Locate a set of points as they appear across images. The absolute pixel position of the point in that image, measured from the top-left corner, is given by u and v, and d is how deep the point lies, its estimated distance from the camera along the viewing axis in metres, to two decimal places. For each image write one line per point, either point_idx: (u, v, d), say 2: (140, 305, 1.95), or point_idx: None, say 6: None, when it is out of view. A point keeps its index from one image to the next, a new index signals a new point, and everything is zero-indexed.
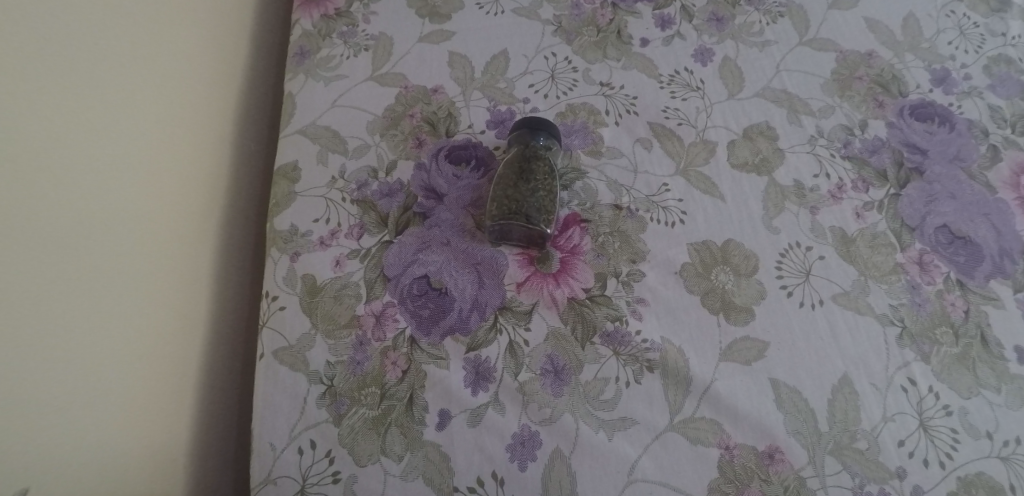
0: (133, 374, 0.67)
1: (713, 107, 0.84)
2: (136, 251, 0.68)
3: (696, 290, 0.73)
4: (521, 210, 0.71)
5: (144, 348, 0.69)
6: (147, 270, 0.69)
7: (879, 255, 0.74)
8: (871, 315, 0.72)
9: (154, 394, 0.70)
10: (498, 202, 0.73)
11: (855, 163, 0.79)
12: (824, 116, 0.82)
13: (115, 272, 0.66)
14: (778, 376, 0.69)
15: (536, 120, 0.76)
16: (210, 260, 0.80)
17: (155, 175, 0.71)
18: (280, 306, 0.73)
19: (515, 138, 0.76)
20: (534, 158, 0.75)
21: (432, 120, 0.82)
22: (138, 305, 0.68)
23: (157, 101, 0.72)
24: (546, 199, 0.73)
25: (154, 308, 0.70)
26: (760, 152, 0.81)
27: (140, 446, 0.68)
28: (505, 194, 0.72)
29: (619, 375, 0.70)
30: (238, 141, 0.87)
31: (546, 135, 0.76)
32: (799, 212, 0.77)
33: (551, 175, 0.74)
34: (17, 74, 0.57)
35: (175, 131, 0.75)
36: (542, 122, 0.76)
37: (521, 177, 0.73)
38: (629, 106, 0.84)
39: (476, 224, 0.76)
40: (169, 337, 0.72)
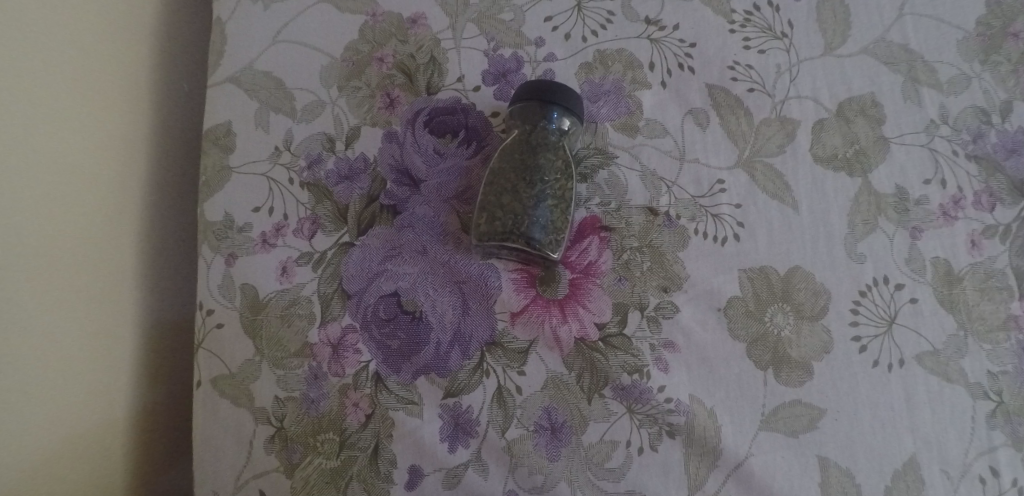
0: (41, 401, 0.53)
1: (800, 67, 0.61)
2: (45, 209, 0.52)
3: (742, 336, 0.57)
4: (520, 229, 0.53)
5: (54, 366, 0.53)
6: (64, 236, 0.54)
7: (988, 303, 0.57)
8: (961, 384, 0.56)
9: (76, 418, 0.56)
10: (490, 210, 0.54)
11: (984, 166, 0.59)
12: (953, 92, 0.60)
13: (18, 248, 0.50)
14: (829, 455, 0.55)
15: (551, 87, 0.54)
16: (138, 239, 0.62)
17: (37, 132, 0.52)
18: (217, 322, 0.59)
19: (519, 110, 0.56)
20: (545, 147, 0.55)
21: (407, 68, 0.61)
22: (38, 311, 0.52)
23: (29, 22, 0.51)
24: (556, 209, 0.54)
25: (64, 313, 0.54)
26: (856, 140, 0.60)
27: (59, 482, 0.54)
28: (501, 202, 0.54)
29: (631, 439, 0.55)
30: (172, 73, 0.66)
31: (560, 110, 0.55)
32: (895, 233, 0.58)
33: (566, 173, 0.55)
34: None
35: (65, 66, 0.54)
36: (558, 91, 0.55)
37: (525, 177, 0.54)
38: (683, 58, 0.61)
39: (462, 228, 0.58)
40: (87, 343, 0.57)
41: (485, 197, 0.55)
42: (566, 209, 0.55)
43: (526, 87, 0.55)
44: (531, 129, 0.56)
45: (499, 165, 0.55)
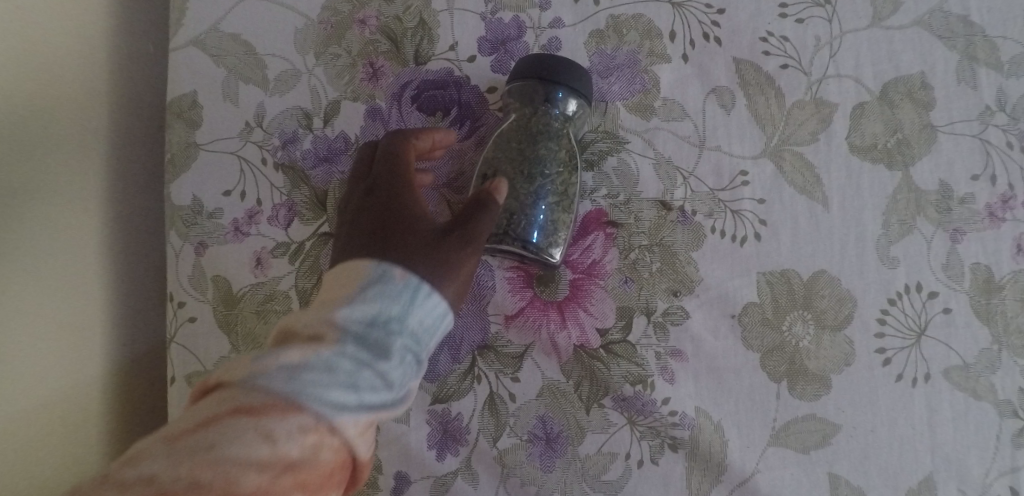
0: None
1: (842, 40, 0.53)
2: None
3: (756, 346, 0.52)
4: (514, 230, 0.48)
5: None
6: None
7: None
8: (990, 401, 0.52)
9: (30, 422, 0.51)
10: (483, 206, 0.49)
11: None
12: (1015, 73, 0.52)
13: None
14: (840, 472, 0.52)
15: (556, 66, 0.48)
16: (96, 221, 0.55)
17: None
18: (189, 315, 0.54)
19: (518, 89, 0.49)
20: (546, 135, 0.49)
21: (393, 32, 0.53)
22: None
23: None
24: (557, 208, 0.49)
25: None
26: (900, 128, 0.53)
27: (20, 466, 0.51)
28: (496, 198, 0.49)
29: (631, 452, 0.52)
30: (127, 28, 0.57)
31: (564, 90, 0.48)
32: (933, 235, 0.52)
33: (570, 165, 0.50)
34: None
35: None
36: (563, 70, 0.48)
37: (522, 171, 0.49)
38: (709, 28, 0.53)
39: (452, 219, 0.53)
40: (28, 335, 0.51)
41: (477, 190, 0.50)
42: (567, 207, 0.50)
43: (527, 64, 0.48)
44: (532, 112, 0.49)
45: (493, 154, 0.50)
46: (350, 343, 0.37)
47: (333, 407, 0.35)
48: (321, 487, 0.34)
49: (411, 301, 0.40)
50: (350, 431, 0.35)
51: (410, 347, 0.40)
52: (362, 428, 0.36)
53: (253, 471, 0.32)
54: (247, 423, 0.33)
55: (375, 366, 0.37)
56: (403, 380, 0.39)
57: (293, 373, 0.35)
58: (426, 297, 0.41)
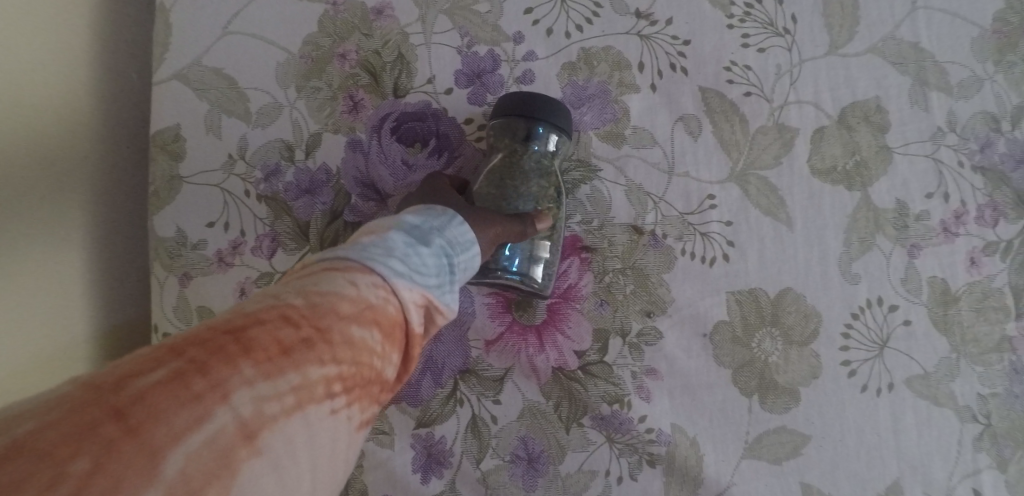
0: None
1: (802, 67, 0.55)
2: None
3: (728, 362, 0.54)
4: (498, 263, 0.51)
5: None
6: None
7: (983, 324, 0.55)
8: (950, 407, 0.55)
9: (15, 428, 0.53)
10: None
11: (990, 178, 0.55)
12: (964, 96, 0.55)
13: None
14: (812, 481, 0.54)
15: (537, 105, 0.49)
16: (78, 234, 0.56)
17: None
18: None
19: (501, 125, 0.51)
20: (529, 171, 0.51)
21: (372, 65, 0.55)
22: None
23: None
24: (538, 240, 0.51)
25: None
26: (857, 151, 0.55)
27: None
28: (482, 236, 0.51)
29: (610, 469, 0.53)
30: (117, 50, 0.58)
31: (546, 126, 0.49)
32: (892, 250, 0.55)
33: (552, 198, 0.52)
34: None
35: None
36: (541, 110, 0.49)
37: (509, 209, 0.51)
38: (676, 58, 0.55)
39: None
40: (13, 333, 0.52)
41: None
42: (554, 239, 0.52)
43: (508, 103, 0.50)
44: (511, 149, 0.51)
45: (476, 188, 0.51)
46: (401, 231, 0.38)
47: (397, 272, 0.36)
48: (392, 338, 0.35)
49: (443, 225, 0.41)
50: (406, 297, 0.36)
51: (445, 248, 0.40)
52: (417, 298, 0.37)
53: (344, 303, 0.33)
54: (333, 273, 0.34)
55: (421, 251, 0.38)
56: (444, 274, 0.39)
57: (358, 247, 0.36)
58: (456, 223, 0.42)
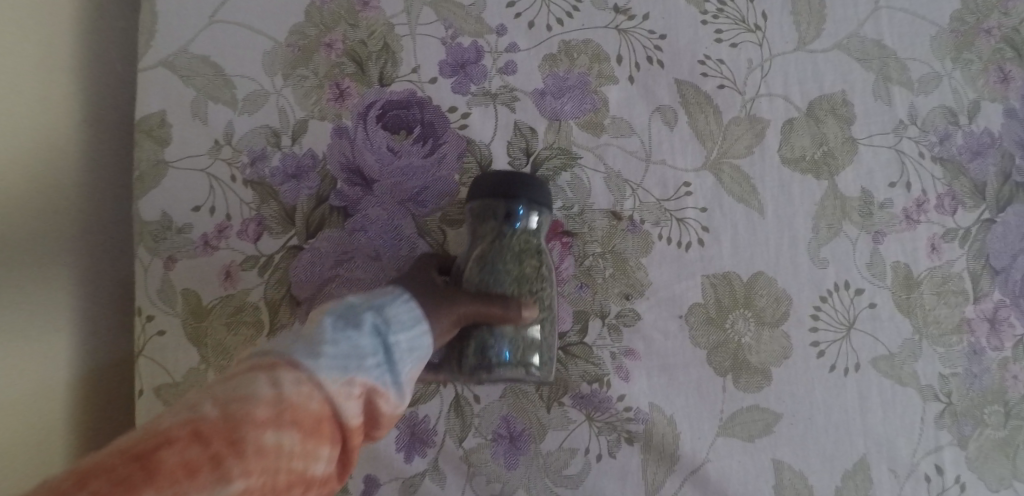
0: None
1: (772, 61, 0.58)
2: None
3: (703, 343, 0.56)
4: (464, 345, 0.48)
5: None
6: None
7: (943, 307, 0.58)
8: (913, 386, 0.57)
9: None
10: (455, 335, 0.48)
11: (948, 169, 0.58)
12: (924, 90, 0.58)
13: None
14: (783, 457, 0.56)
15: (515, 180, 0.48)
16: (59, 254, 0.53)
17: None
18: (158, 328, 0.55)
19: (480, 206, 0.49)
20: (514, 250, 0.49)
21: (358, 55, 0.56)
22: None
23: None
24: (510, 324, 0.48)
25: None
26: (825, 142, 0.58)
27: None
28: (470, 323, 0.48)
29: (590, 447, 0.55)
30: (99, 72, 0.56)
31: (525, 204, 0.48)
32: (858, 237, 0.57)
33: (537, 265, 0.49)
34: None
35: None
36: (514, 182, 0.48)
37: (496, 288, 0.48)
38: (652, 52, 0.57)
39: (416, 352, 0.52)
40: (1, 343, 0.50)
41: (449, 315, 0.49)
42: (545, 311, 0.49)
43: (491, 179, 0.48)
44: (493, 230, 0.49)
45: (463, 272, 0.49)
46: (330, 319, 0.38)
47: (320, 366, 0.35)
48: (313, 437, 0.33)
49: (386, 305, 0.41)
50: (336, 392, 0.35)
51: (378, 325, 0.39)
52: (353, 391, 0.36)
53: (260, 406, 0.32)
54: (256, 375, 0.33)
55: (353, 337, 0.38)
56: (388, 371, 0.38)
57: (285, 347, 0.36)
58: (404, 303, 0.42)
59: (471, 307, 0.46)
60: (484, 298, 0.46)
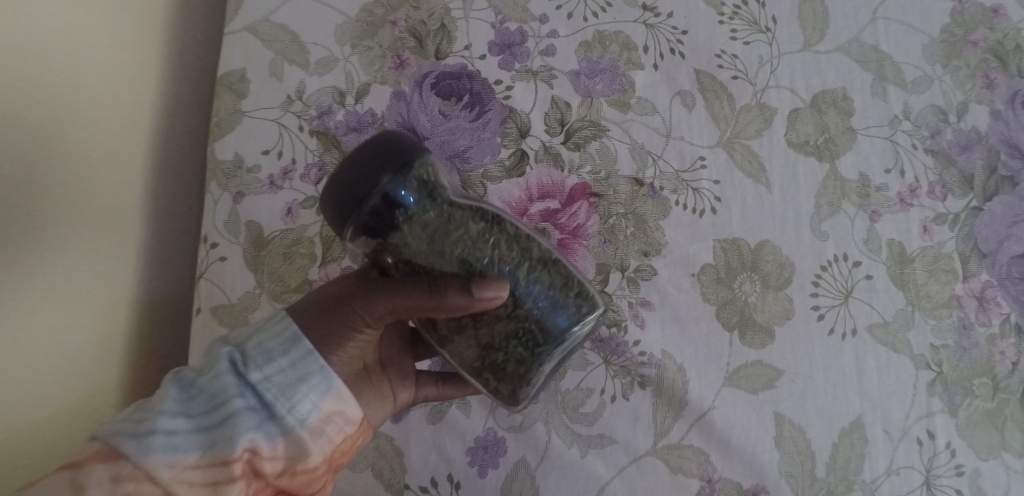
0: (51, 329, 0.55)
1: (780, 59, 0.65)
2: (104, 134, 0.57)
3: (712, 300, 0.62)
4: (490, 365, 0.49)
5: (70, 300, 0.56)
6: (107, 160, 0.58)
7: (935, 283, 0.63)
8: (906, 354, 0.62)
9: (55, 402, 0.56)
10: (494, 355, 0.48)
11: (939, 160, 0.64)
12: (916, 91, 0.65)
13: (70, 177, 0.54)
14: (784, 411, 0.61)
15: (362, 156, 0.44)
16: (133, 210, 0.61)
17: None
18: (220, 255, 0.61)
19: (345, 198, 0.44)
20: (422, 220, 0.46)
21: (419, 32, 0.64)
22: (77, 234, 0.55)
23: None
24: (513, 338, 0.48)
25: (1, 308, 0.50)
26: (827, 130, 0.64)
27: (50, 405, 0.55)
28: (499, 331, 0.48)
29: (605, 388, 0.60)
30: (190, 50, 0.66)
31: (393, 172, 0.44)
32: (856, 215, 0.63)
33: (480, 221, 0.47)
34: None
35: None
36: (356, 170, 0.44)
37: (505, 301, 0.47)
38: (676, 44, 0.65)
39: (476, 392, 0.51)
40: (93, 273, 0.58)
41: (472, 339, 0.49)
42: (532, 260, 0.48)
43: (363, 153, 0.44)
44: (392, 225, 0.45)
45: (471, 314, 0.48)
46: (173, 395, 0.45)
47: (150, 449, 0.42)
48: None
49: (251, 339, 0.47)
50: (168, 475, 0.42)
51: (234, 364, 0.46)
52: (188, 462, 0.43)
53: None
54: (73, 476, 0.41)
55: (208, 389, 0.45)
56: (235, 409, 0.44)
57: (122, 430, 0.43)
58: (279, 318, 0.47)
59: (423, 303, 0.44)
60: (430, 293, 0.44)
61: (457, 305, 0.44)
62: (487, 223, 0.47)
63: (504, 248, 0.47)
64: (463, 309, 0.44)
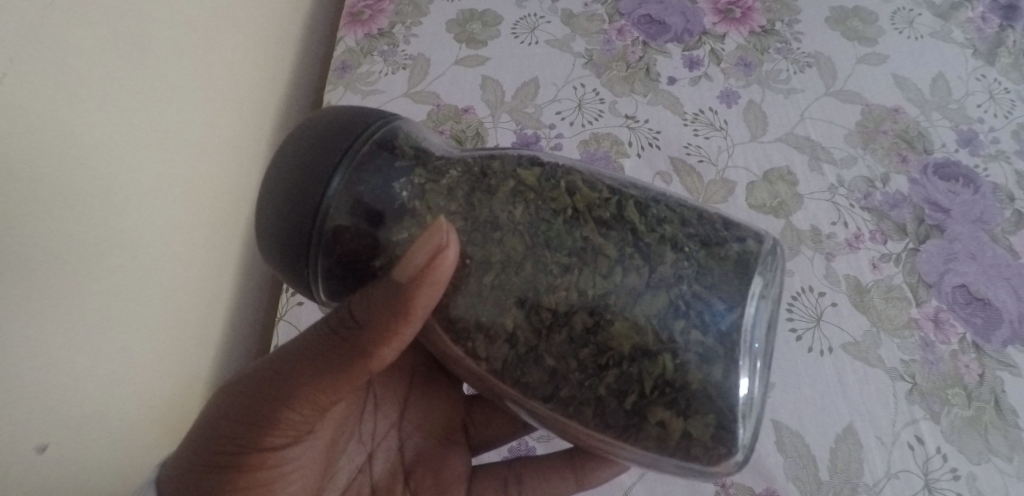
0: (166, 378, 0.65)
1: (735, 148, 0.84)
2: (222, 220, 0.73)
3: None
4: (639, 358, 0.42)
5: (179, 354, 0.67)
6: (219, 240, 0.73)
7: (892, 308, 0.74)
8: (881, 368, 0.71)
9: (155, 443, 0.64)
10: (672, 352, 0.42)
11: (874, 214, 0.80)
12: (846, 166, 0.83)
13: (198, 252, 0.69)
14: (781, 418, 0.68)
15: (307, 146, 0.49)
16: (225, 281, 0.75)
17: (112, 147, 0.56)
18: (299, 301, 0.76)
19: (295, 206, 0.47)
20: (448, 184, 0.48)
21: (459, 138, 0.86)
22: (192, 298, 0.69)
23: (235, 105, 0.76)
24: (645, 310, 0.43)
25: (134, 329, 0.60)
26: (779, 195, 0.81)
27: (150, 444, 0.63)
28: (649, 313, 0.43)
29: None
30: (269, 150, 0.85)
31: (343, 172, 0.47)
32: (814, 257, 0.77)
33: (539, 177, 0.48)
34: (204, 59, 0.68)
35: (128, 85, 0.57)
36: (293, 182, 0.47)
37: (641, 259, 0.44)
38: (652, 140, 0.85)
39: (659, 440, 0.43)
40: (195, 333, 0.69)
41: (626, 341, 0.43)
42: (630, 197, 0.48)
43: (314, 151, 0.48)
44: (403, 205, 0.48)
45: (602, 299, 0.43)
46: None
47: None
48: None
49: None
50: None
51: None
52: None
53: None
54: None
55: None
56: None
57: None
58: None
59: (360, 356, 0.46)
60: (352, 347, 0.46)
61: (401, 316, 0.44)
62: (543, 167, 0.49)
63: (580, 184, 0.48)
64: (419, 311, 0.44)
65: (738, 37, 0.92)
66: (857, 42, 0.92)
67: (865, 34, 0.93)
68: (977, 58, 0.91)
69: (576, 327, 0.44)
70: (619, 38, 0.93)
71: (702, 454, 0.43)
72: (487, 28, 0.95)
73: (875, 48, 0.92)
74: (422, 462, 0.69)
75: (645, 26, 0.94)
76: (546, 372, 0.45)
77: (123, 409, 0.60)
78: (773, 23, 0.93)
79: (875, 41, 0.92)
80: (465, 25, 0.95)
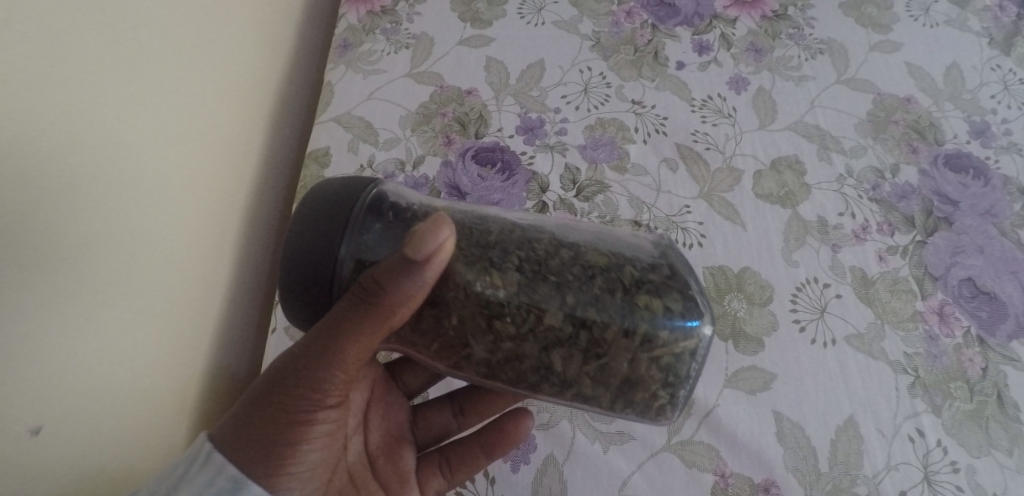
0: (161, 357, 0.63)
1: (743, 135, 0.83)
2: (217, 196, 0.71)
3: None
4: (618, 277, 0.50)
5: (175, 332, 0.65)
6: (216, 217, 0.71)
7: (897, 301, 0.73)
8: (884, 361, 0.70)
9: (152, 426, 0.62)
10: (632, 264, 0.51)
11: (883, 206, 0.79)
12: (855, 156, 0.82)
13: (193, 226, 0.67)
14: (782, 409, 0.68)
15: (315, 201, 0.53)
16: (224, 261, 0.73)
17: (100, 115, 0.55)
18: None
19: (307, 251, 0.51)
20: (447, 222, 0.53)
21: (462, 120, 0.84)
22: (189, 274, 0.66)
23: (230, 78, 0.74)
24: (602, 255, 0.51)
25: (124, 301, 0.58)
26: (786, 184, 0.80)
27: (144, 425, 0.61)
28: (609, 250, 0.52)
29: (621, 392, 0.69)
30: (267, 128, 0.83)
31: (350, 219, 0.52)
32: (820, 248, 0.76)
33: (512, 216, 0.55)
34: (196, 28, 0.67)
35: (111, 52, 0.56)
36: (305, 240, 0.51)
37: (591, 237, 0.54)
38: (659, 126, 0.84)
39: (650, 322, 0.48)
40: (192, 312, 0.67)
41: (598, 260, 0.51)
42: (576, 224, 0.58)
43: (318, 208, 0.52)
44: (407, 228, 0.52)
45: (573, 244, 0.52)
46: None
47: None
48: None
49: None
50: None
51: None
52: None
53: None
54: None
55: None
56: None
57: None
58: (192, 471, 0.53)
59: (380, 321, 0.49)
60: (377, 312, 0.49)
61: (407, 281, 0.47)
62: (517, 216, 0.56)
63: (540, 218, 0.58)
64: (432, 273, 0.48)
65: (750, 22, 0.90)
66: (870, 29, 0.90)
67: (879, 20, 0.91)
68: (993, 48, 0.90)
69: (563, 257, 0.51)
70: (628, 21, 0.91)
71: (687, 329, 0.48)
72: (493, 8, 0.93)
73: (889, 35, 0.90)
74: (386, 453, 0.68)
75: (655, 9, 0.92)
76: (552, 286, 0.49)
77: (115, 387, 0.58)
78: (785, 8, 0.92)
79: (888, 28, 0.91)
80: (470, 4, 0.93)
